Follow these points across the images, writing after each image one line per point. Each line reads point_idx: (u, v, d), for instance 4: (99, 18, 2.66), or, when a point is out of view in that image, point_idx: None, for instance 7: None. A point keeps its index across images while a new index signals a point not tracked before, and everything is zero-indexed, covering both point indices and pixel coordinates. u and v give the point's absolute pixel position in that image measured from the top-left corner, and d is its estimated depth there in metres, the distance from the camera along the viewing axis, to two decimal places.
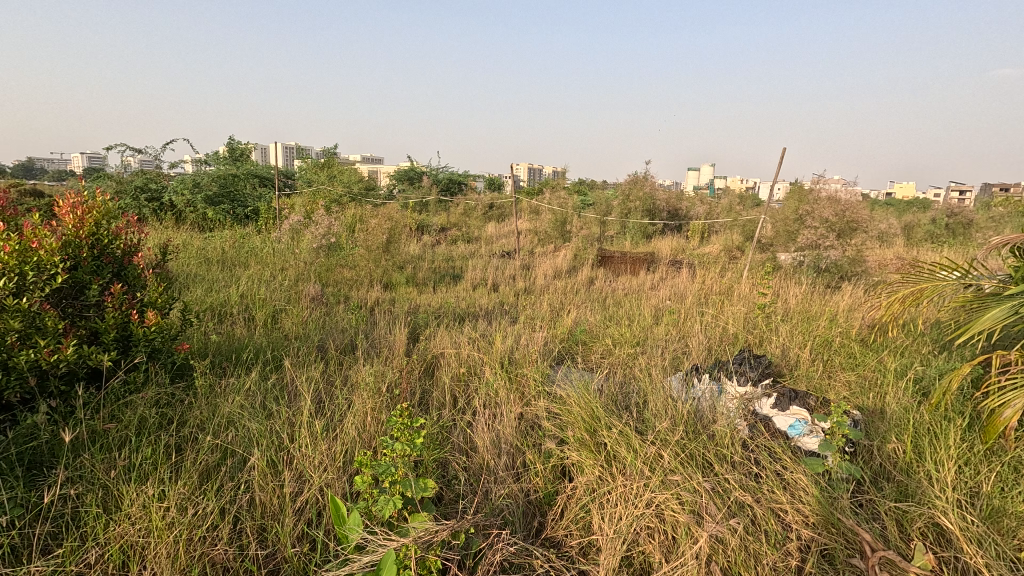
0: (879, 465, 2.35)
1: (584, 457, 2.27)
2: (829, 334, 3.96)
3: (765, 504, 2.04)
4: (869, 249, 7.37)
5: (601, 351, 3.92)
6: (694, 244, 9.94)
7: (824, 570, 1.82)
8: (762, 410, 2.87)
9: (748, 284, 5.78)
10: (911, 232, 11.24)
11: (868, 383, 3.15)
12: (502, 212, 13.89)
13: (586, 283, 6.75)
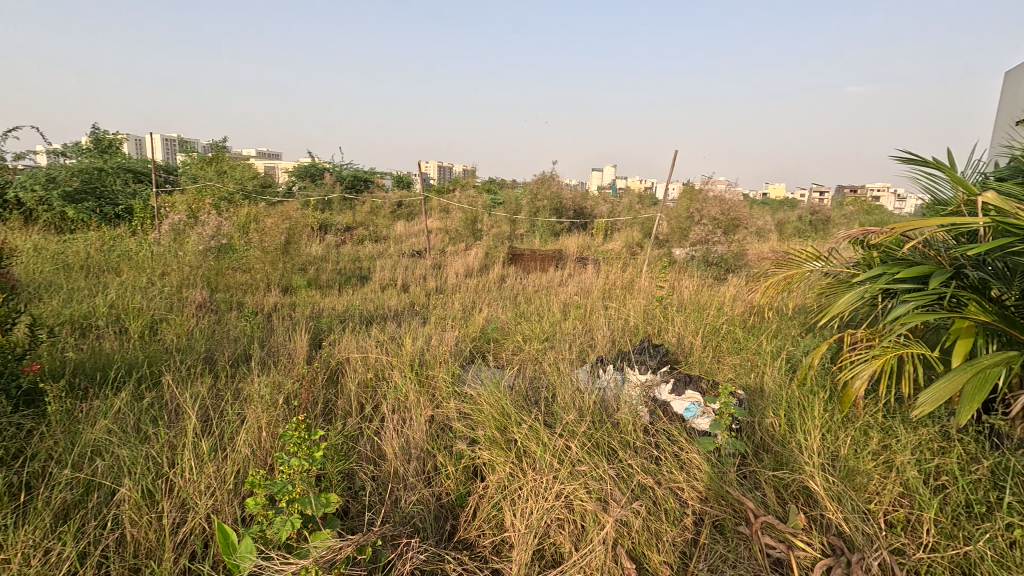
0: (760, 439, 2.60)
1: (495, 455, 2.27)
2: (717, 322, 4.34)
3: (664, 484, 2.18)
4: (749, 243, 8.18)
5: (512, 347, 3.97)
6: (599, 241, 10.41)
7: (715, 540, 1.98)
8: (661, 396, 3.06)
9: (647, 278, 6.16)
10: (783, 227, 12.65)
11: (749, 364, 3.49)
12: (412, 210, 13.61)
13: (497, 280, 6.81)
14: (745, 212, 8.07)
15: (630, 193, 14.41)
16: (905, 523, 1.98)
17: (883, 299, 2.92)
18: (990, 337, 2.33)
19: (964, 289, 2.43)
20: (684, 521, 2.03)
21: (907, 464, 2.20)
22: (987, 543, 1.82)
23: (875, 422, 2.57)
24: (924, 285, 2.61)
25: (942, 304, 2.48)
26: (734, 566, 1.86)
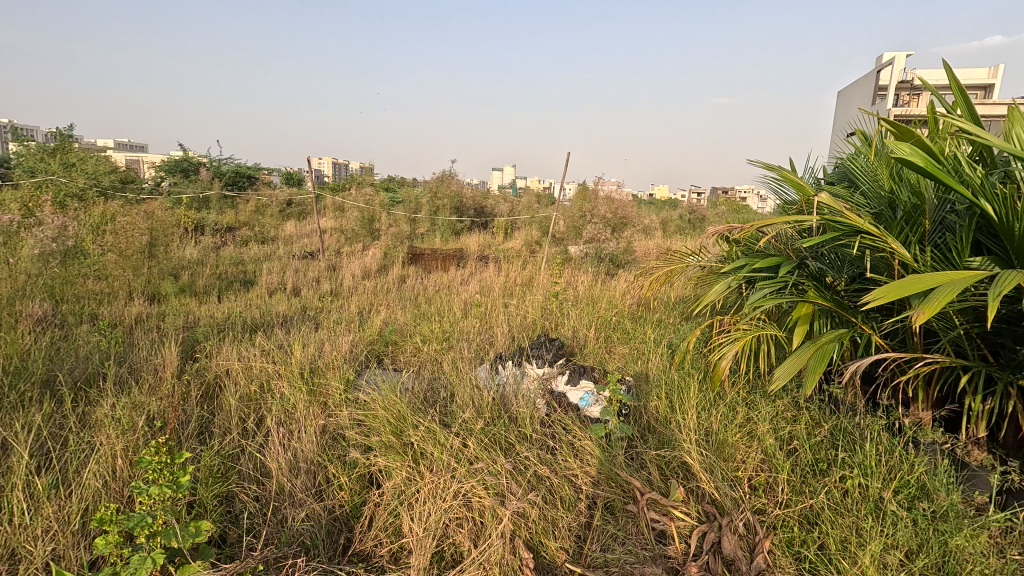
0: (645, 421, 2.81)
1: (392, 460, 2.21)
2: (608, 314, 4.61)
3: (559, 473, 2.27)
4: (636, 240, 8.79)
5: (411, 349, 3.89)
6: (499, 240, 10.57)
7: (607, 520, 2.10)
8: (558, 387, 3.18)
9: (545, 275, 6.37)
10: (667, 225, 13.78)
11: (636, 353, 3.75)
12: (303, 209, 12.81)
13: (396, 281, 6.64)
14: (632, 212, 8.67)
15: (528, 193, 14.80)
16: (765, 485, 2.25)
17: (745, 288, 3.29)
18: (825, 317, 2.73)
19: (806, 277, 2.82)
20: (578, 506, 2.14)
21: (766, 432, 2.50)
22: (826, 494, 2.13)
23: (740, 398, 2.89)
24: (775, 275, 2.98)
25: (789, 291, 2.85)
26: (623, 544, 1.98)
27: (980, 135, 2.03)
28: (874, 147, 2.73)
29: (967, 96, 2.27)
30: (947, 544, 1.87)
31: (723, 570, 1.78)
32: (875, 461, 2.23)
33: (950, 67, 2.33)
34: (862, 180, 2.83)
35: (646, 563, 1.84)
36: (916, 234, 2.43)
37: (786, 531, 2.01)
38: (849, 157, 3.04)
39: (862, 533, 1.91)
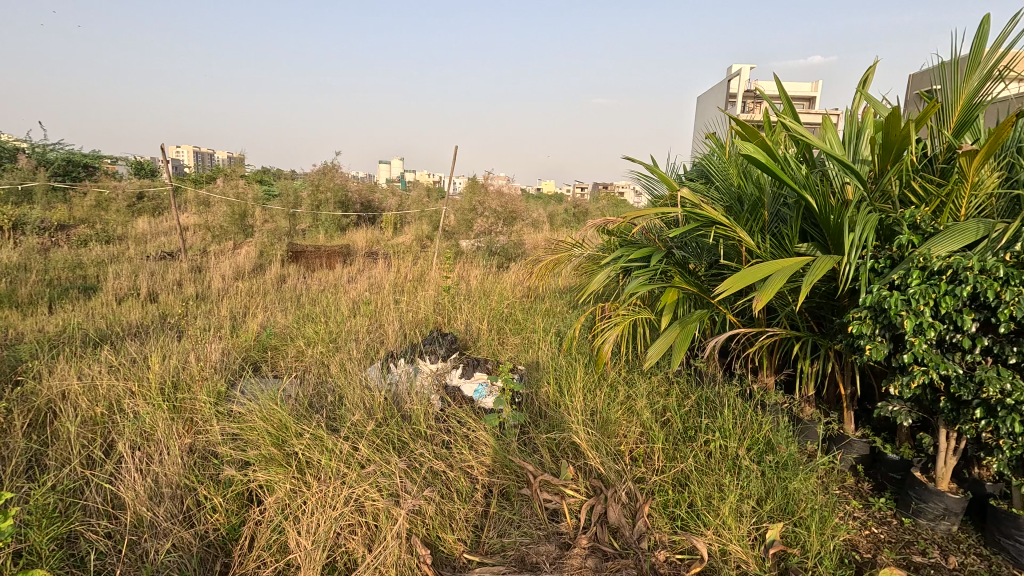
0: (537, 407, 2.92)
1: (274, 474, 2.06)
2: (500, 307, 4.70)
3: (455, 466, 2.28)
4: (526, 233, 9.04)
5: (293, 354, 3.64)
6: (389, 235, 10.24)
7: (503, 507, 2.15)
8: (452, 382, 3.18)
9: (437, 269, 6.31)
10: (555, 218, 14.37)
11: (527, 342, 3.88)
12: (159, 203, 11.31)
13: (276, 281, 6.15)
14: (521, 205, 8.89)
15: (418, 186, 14.49)
16: (644, 456, 2.46)
17: (622, 276, 3.55)
18: (689, 300, 3.04)
19: (672, 264, 3.11)
20: (474, 496, 2.17)
21: (643, 407, 2.73)
22: (693, 458, 2.38)
23: (621, 378, 3.12)
24: (648, 263, 3.25)
25: (659, 277, 3.14)
26: (519, 526, 2.04)
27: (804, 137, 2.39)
28: (724, 148, 3.09)
29: (793, 103, 2.65)
30: (787, 488, 2.19)
31: (609, 538, 1.92)
32: (732, 424, 2.54)
33: (779, 80, 2.71)
34: (716, 177, 3.18)
35: (541, 542, 1.92)
36: (758, 224, 2.80)
37: (662, 495, 2.21)
38: (705, 157, 3.41)
39: (723, 488, 2.16)
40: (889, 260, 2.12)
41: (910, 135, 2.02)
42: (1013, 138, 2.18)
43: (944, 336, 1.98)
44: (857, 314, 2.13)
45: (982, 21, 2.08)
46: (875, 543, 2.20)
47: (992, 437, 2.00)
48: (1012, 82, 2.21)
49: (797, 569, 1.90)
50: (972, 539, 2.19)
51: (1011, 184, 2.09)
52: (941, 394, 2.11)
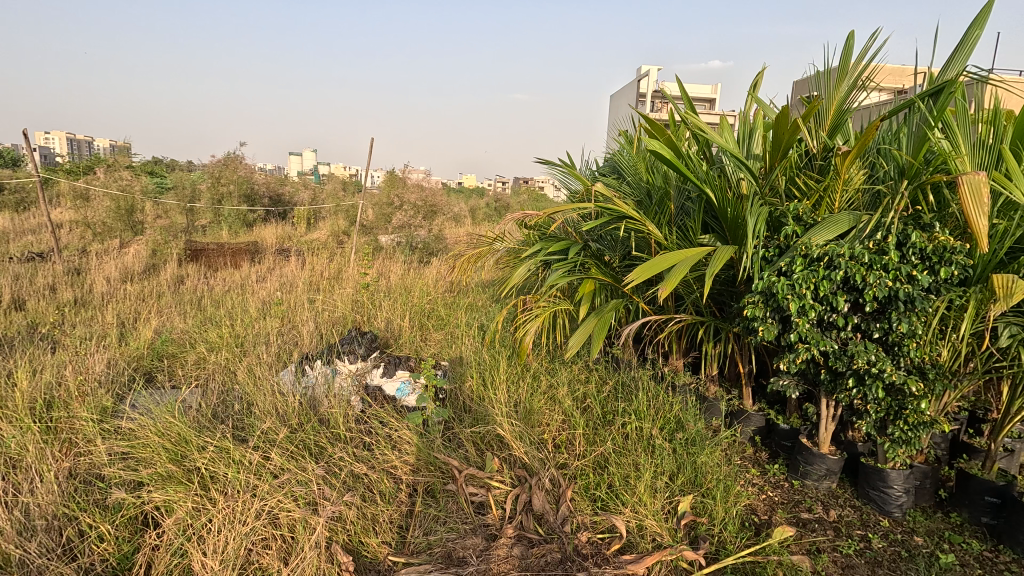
0: (461, 402, 2.91)
1: (173, 493, 1.89)
2: (421, 302, 4.62)
3: (377, 468, 2.21)
4: (447, 228, 8.95)
5: (194, 360, 3.35)
6: (302, 230, 9.68)
7: (428, 504, 2.13)
8: (373, 381, 3.09)
9: (354, 266, 6.07)
10: (476, 212, 14.34)
11: (450, 337, 3.85)
12: (23, 197, 9.89)
13: (172, 282, 5.61)
14: (442, 199, 8.76)
15: (332, 179, 13.81)
16: (566, 442, 2.54)
17: (542, 269, 3.63)
18: (605, 290, 3.17)
19: (589, 256, 3.23)
20: (398, 496, 2.12)
21: (564, 396, 2.81)
22: (612, 441, 2.49)
23: (543, 368, 3.19)
24: (566, 256, 3.35)
25: (577, 269, 3.24)
26: (445, 522, 2.01)
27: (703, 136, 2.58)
28: (634, 144, 3.23)
29: (694, 104, 2.83)
30: (695, 462, 2.37)
31: (534, 525, 1.96)
32: (646, 406, 2.69)
33: (681, 80, 2.87)
34: (627, 172, 3.33)
35: (467, 535, 1.91)
36: (665, 217, 2.96)
37: (584, 478, 2.30)
38: (616, 153, 3.56)
39: (639, 467, 2.29)
40: (777, 249, 2.34)
41: (793, 136, 2.23)
42: (874, 140, 2.47)
43: (822, 316, 2.22)
44: (751, 299, 2.33)
45: (849, 35, 2.33)
46: (771, 505, 2.43)
47: (861, 403, 2.28)
48: (873, 90, 2.50)
49: (705, 536, 2.06)
50: (848, 493, 2.49)
51: (874, 181, 2.38)
52: (821, 368, 2.36)
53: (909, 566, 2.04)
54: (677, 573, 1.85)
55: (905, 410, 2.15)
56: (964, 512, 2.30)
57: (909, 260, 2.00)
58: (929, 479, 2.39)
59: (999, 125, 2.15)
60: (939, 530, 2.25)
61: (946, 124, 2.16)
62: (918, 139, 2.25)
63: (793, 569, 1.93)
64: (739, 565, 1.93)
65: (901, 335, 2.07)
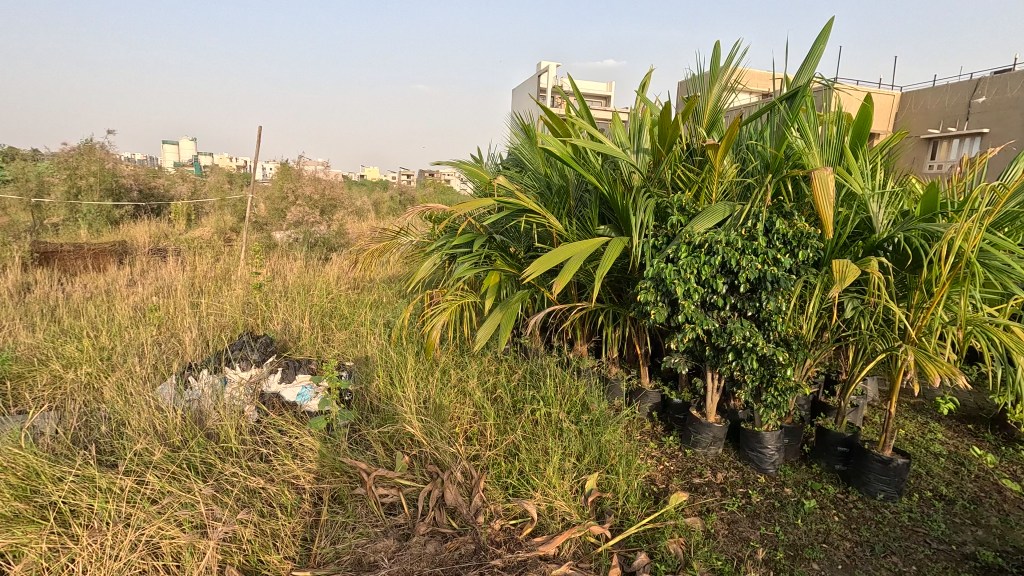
0: (367, 402, 2.81)
1: (21, 535, 1.63)
2: (322, 301, 4.38)
3: (277, 479, 2.07)
4: (349, 222, 8.55)
5: (47, 380, 2.90)
6: (180, 227, 8.71)
7: (335, 511, 2.02)
8: (270, 389, 2.88)
9: (245, 265, 5.60)
10: (380, 206, 13.84)
11: (355, 337, 3.70)
12: None
13: (14, 290, 4.80)
14: (340, 192, 8.30)
15: (215, 171, 12.57)
16: (477, 434, 2.55)
17: (448, 262, 3.61)
18: (511, 281, 3.23)
19: (494, 249, 3.26)
20: (302, 506, 2.00)
21: (474, 388, 2.83)
22: (522, 429, 2.55)
23: (451, 363, 3.18)
24: (471, 249, 3.34)
25: (483, 262, 3.26)
26: (354, 528, 1.93)
27: (595, 133, 2.70)
28: (533, 138, 3.30)
29: (586, 102, 2.94)
30: (600, 442, 2.49)
31: (447, 520, 1.95)
32: (553, 392, 2.79)
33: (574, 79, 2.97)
34: (528, 165, 3.39)
35: (378, 538, 1.85)
36: (565, 209, 3.07)
37: (496, 468, 2.32)
38: (517, 146, 3.61)
39: (548, 451, 2.36)
40: (666, 238, 2.51)
41: (675, 133, 2.41)
42: (744, 137, 2.73)
43: (705, 298, 2.43)
44: (643, 284, 2.49)
45: (718, 42, 2.55)
46: (668, 474, 2.63)
47: (740, 374, 2.53)
48: (741, 92, 2.77)
49: (611, 510, 2.18)
50: (732, 457, 2.77)
51: (745, 174, 2.63)
52: (705, 345, 2.59)
53: (781, 515, 2.31)
54: (585, 548, 1.93)
55: (775, 377, 2.43)
56: (822, 462, 2.65)
57: (774, 245, 2.25)
58: (794, 437, 2.72)
59: (840, 126, 2.47)
60: (804, 480, 2.59)
61: (799, 124, 2.44)
62: (779, 136, 2.52)
63: (687, 530, 2.10)
64: (641, 534, 2.07)
65: (770, 312, 2.32)
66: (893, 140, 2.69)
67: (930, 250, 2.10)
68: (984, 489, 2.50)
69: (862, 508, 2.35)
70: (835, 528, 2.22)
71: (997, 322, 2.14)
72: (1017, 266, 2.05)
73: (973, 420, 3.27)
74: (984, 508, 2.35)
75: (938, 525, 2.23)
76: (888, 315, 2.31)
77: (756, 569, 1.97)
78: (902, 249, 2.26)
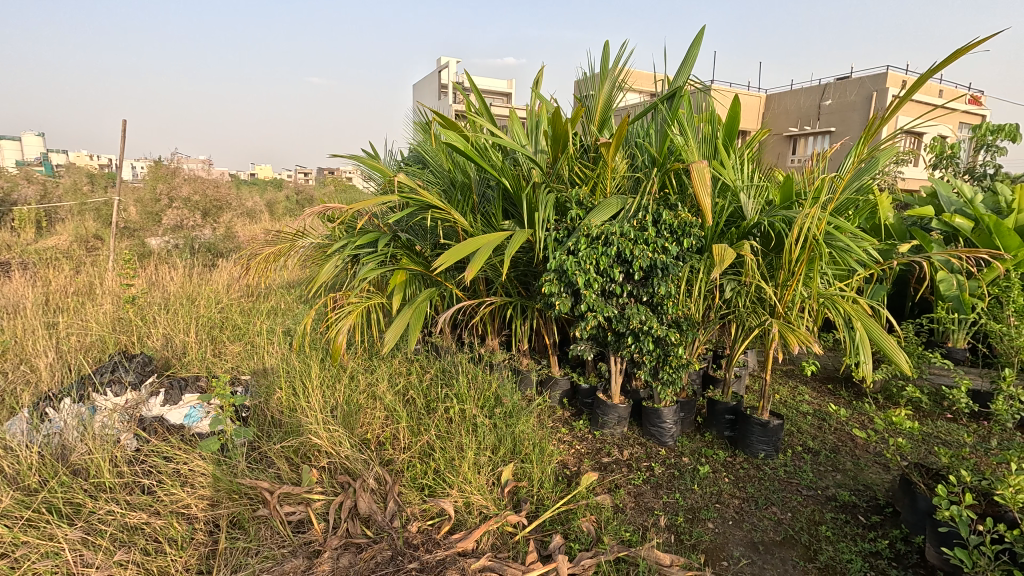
0: (267, 417, 2.62)
1: None
2: (210, 312, 4.01)
3: (163, 512, 1.88)
4: (239, 224, 7.88)
5: None
6: (27, 237, 7.51)
7: (235, 538, 1.87)
8: (150, 413, 2.58)
9: (113, 276, 4.96)
10: (274, 207, 12.91)
11: (251, 348, 3.43)
12: None
13: None
14: (225, 192, 7.62)
15: (70, 171, 10.98)
16: (390, 438, 2.49)
17: (352, 264, 3.47)
18: (418, 279, 3.18)
19: (399, 247, 3.18)
20: (195, 537, 1.83)
21: (384, 391, 2.76)
22: (435, 428, 2.53)
23: (359, 369, 3.06)
24: (374, 249, 3.23)
25: (388, 262, 3.18)
26: (257, 552, 1.80)
27: (493, 130, 2.71)
28: (433, 135, 3.26)
29: (484, 98, 2.95)
30: (514, 433, 2.54)
31: (361, 529, 1.88)
32: (465, 389, 2.80)
33: (471, 75, 2.97)
34: (430, 161, 3.34)
35: (285, 560, 1.74)
36: (469, 205, 3.08)
37: (411, 470, 2.27)
38: (418, 143, 3.54)
39: (463, 447, 2.36)
40: (566, 231, 2.60)
41: (569, 130, 2.50)
42: (632, 134, 2.90)
43: (604, 287, 2.56)
44: (548, 276, 2.57)
45: (605, 43, 2.68)
46: (579, 457, 2.75)
47: (640, 356, 2.70)
48: (628, 92, 2.93)
49: (526, 497, 2.23)
50: (636, 434, 2.96)
51: (635, 169, 2.80)
52: (607, 332, 2.74)
53: (680, 482, 2.51)
54: (503, 539, 1.97)
55: (669, 356, 2.63)
56: (713, 430, 2.92)
57: (662, 235, 2.42)
58: (688, 410, 2.96)
59: (714, 125, 2.72)
60: (698, 448, 2.83)
61: (680, 122, 2.65)
62: (663, 134, 2.71)
63: (597, 508, 2.22)
64: (555, 517, 2.15)
65: (662, 296, 2.50)
66: (757, 138, 3.01)
67: (789, 235, 2.39)
68: (840, 439, 2.91)
69: (746, 468, 2.62)
70: (725, 488, 2.46)
71: (843, 295, 2.48)
72: (856, 246, 2.39)
73: (831, 381, 3.77)
74: (842, 455, 2.73)
75: (807, 474, 2.55)
76: (760, 293, 2.58)
77: (660, 535, 2.13)
78: (768, 233, 2.59)
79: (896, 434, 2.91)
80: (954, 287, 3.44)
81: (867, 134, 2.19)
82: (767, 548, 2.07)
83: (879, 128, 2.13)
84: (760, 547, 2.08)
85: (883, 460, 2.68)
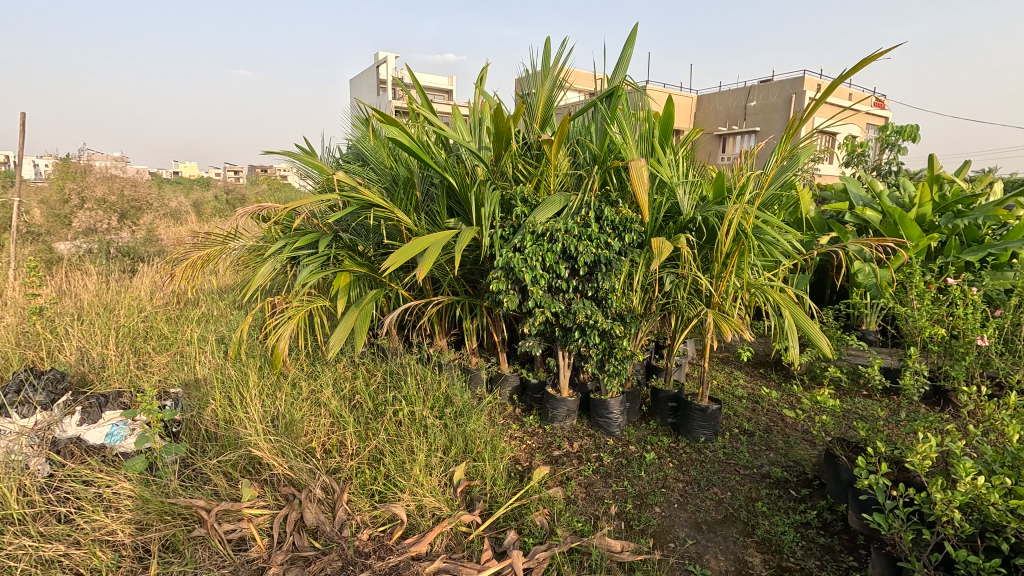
0: (201, 431, 2.46)
1: None
2: (132, 321, 3.71)
3: (84, 540, 1.73)
4: (162, 226, 7.34)
5: None
6: None
7: (168, 562, 1.75)
8: (65, 434, 2.35)
9: (16, 285, 4.48)
10: (201, 207, 12.10)
11: (180, 359, 3.21)
12: None
13: None
14: (144, 192, 7.05)
15: None
16: (337, 445, 2.41)
17: (290, 266, 3.31)
18: (362, 281, 3.09)
19: (341, 248, 3.07)
20: (122, 565, 1.69)
21: (329, 397, 2.66)
22: (384, 432, 2.47)
23: (301, 376, 2.93)
24: (315, 251, 3.11)
25: (330, 263, 3.07)
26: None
27: (438, 126, 2.66)
28: (374, 132, 3.16)
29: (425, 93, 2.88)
30: (465, 432, 2.53)
31: (309, 542, 1.81)
32: (414, 390, 2.76)
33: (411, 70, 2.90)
34: (370, 159, 3.25)
35: None
36: (412, 203, 3.03)
37: (360, 477, 2.20)
38: (357, 139, 3.43)
39: (414, 449, 2.32)
40: (511, 228, 2.61)
41: (512, 128, 2.51)
42: (573, 132, 2.95)
43: (551, 283, 2.59)
44: (494, 274, 2.58)
45: (546, 41, 2.70)
46: (531, 452, 2.78)
47: (587, 349, 2.76)
48: (568, 91, 2.96)
49: (480, 496, 2.23)
50: (585, 425, 3.02)
51: (576, 167, 2.85)
52: (555, 327, 2.77)
53: (628, 470, 2.60)
54: (457, 539, 1.95)
55: (614, 348, 2.71)
56: (657, 418, 3.03)
57: (604, 230, 2.49)
58: (633, 400, 3.07)
59: (651, 123, 2.81)
60: (644, 436, 2.94)
61: (618, 121, 2.72)
62: (603, 132, 2.78)
63: (550, 501, 2.25)
64: (509, 513, 2.16)
65: (606, 291, 2.56)
66: (691, 137, 3.14)
67: (721, 229, 2.51)
68: (772, 419, 3.10)
69: (689, 452, 2.75)
70: (670, 473, 2.57)
71: (771, 284, 2.65)
72: (781, 239, 2.55)
73: (762, 365, 4.03)
74: (774, 434, 2.92)
75: (743, 454, 2.71)
76: (696, 285, 2.70)
77: (611, 522, 2.18)
78: (702, 227, 2.72)
79: (821, 411, 3.15)
80: (867, 275, 3.76)
81: (787, 134, 2.33)
82: (710, 527, 2.18)
83: (798, 128, 2.28)
84: (703, 527, 2.18)
85: (809, 437, 2.89)
